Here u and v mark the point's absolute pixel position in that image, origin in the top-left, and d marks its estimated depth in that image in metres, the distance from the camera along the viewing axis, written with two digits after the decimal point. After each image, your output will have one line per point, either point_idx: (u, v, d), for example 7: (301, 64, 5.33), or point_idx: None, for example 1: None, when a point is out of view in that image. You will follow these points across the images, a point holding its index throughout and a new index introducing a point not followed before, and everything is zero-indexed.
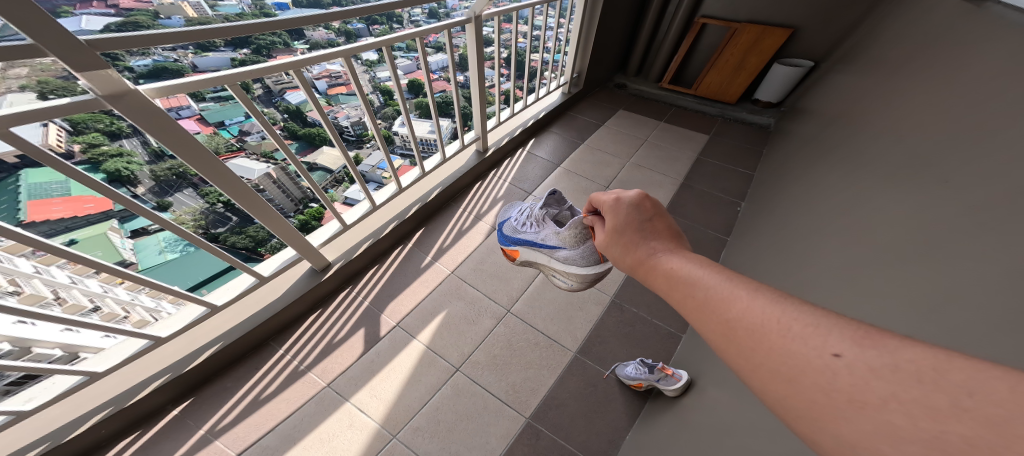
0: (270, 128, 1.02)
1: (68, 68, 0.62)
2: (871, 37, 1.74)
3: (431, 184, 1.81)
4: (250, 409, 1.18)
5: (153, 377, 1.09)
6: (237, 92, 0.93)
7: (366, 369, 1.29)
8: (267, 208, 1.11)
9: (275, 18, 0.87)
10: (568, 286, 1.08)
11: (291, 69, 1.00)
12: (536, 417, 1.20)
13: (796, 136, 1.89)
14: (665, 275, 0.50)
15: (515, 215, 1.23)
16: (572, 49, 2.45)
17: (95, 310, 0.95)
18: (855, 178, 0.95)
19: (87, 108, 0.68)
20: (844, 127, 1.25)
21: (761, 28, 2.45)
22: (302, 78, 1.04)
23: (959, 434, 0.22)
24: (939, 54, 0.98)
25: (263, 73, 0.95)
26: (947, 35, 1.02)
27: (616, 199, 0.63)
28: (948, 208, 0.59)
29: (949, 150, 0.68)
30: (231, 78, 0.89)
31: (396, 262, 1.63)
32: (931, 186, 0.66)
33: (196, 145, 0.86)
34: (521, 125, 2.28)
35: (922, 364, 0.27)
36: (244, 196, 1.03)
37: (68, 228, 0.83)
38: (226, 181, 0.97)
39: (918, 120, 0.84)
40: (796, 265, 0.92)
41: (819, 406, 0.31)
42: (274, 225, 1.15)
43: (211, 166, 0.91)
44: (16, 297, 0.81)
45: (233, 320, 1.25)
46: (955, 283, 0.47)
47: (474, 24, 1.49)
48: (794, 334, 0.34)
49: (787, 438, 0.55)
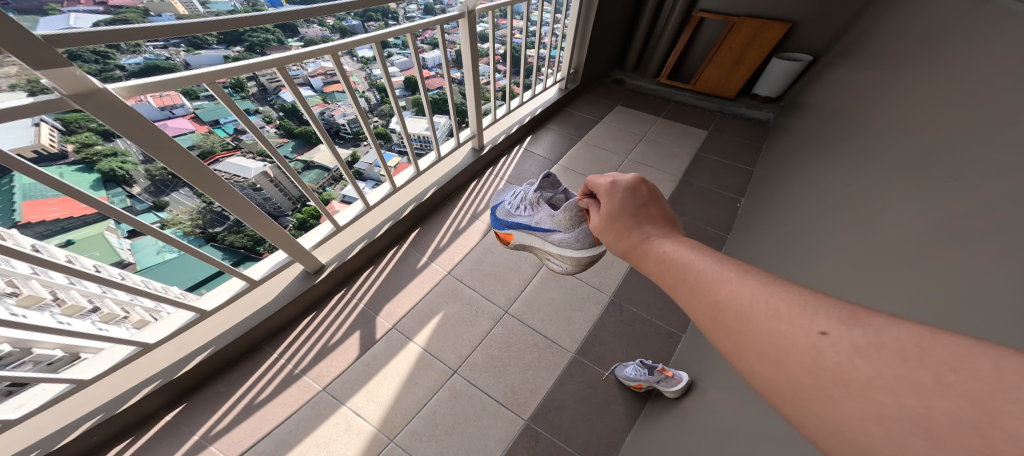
0: (257, 129, 0.98)
1: (26, 66, 0.57)
2: (871, 32, 1.72)
3: (427, 183, 1.80)
4: (245, 414, 1.18)
5: (144, 383, 1.08)
6: (218, 91, 0.89)
7: (363, 373, 1.28)
8: (250, 207, 1.06)
9: (259, 12, 0.84)
10: (563, 270, 1.09)
11: (274, 66, 0.96)
12: (535, 420, 1.19)
13: (795, 132, 1.88)
14: (657, 259, 0.50)
15: (508, 197, 1.21)
16: (569, 45, 2.42)
17: (95, 310, 0.98)
18: (854, 173, 0.94)
19: (51, 108, 0.64)
20: (844, 123, 1.24)
21: (760, 22, 2.44)
22: (286, 75, 1.01)
23: (952, 409, 0.21)
24: (940, 47, 0.97)
25: (247, 69, 0.91)
26: (948, 28, 1.01)
27: (612, 183, 0.62)
28: (943, 202, 0.58)
29: (944, 144, 0.68)
30: (213, 75, 0.85)
31: (391, 263, 1.62)
32: (927, 180, 0.65)
33: (173, 144, 0.81)
34: (518, 122, 2.26)
35: (907, 343, 0.26)
36: (225, 195, 0.98)
37: (64, 229, 0.83)
38: (208, 182, 0.92)
39: (917, 115, 0.83)
40: (794, 264, 0.92)
41: (818, 392, 0.29)
42: (261, 225, 1.12)
43: (189, 166, 0.87)
44: (15, 298, 0.82)
45: (225, 324, 1.23)
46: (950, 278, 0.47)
47: (468, 19, 1.47)
48: (782, 314, 0.34)
49: (787, 441, 0.55)
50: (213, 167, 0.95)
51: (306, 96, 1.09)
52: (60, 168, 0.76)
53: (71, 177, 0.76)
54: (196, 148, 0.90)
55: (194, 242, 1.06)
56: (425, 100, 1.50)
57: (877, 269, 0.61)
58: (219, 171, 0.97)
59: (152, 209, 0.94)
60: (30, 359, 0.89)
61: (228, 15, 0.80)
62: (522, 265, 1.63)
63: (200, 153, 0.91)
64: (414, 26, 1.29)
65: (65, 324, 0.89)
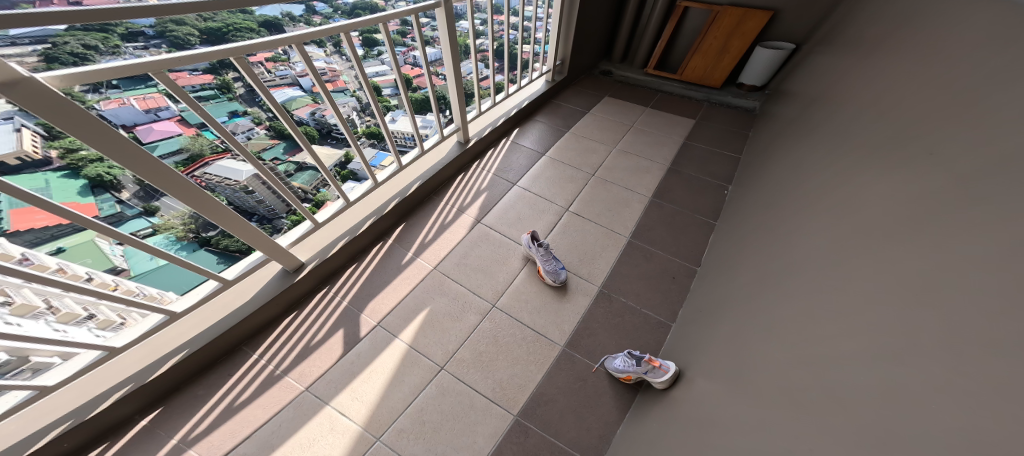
0: (229, 137, 0.93)
1: None
2: (849, 19, 1.75)
3: (410, 178, 1.76)
4: (224, 416, 1.14)
5: (116, 387, 1.04)
6: (166, 81, 0.77)
7: (347, 371, 1.26)
8: (215, 204, 0.98)
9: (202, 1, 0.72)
10: (553, 282, 1.51)
11: (232, 56, 0.86)
12: (524, 415, 1.19)
13: (779, 120, 1.90)
14: None
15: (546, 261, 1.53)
16: (553, 38, 2.38)
17: (91, 317, 0.99)
18: (832, 158, 0.95)
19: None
20: (825, 109, 1.26)
21: (743, 10, 2.45)
22: (245, 66, 0.91)
23: None
24: (910, 29, 0.99)
25: (202, 58, 0.82)
26: (917, 9, 1.03)
27: None
28: (906, 176, 0.60)
29: (907, 122, 0.70)
30: (158, 64, 0.74)
31: (375, 260, 1.59)
32: (893, 157, 0.67)
33: (132, 147, 0.78)
34: (504, 115, 2.24)
35: None
36: (192, 196, 0.93)
37: (54, 237, 0.78)
38: (159, 177, 0.84)
39: (889, 96, 0.85)
40: (780, 249, 0.92)
41: None
42: (229, 223, 1.05)
43: (151, 168, 0.82)
44: (8, 307, 0.80)
45: (199, 326, 1.18)
46: (912, 249, 0.48)
47: (444, 8, 1.40)
48: None
49: (774, 432, 0.54)
50: (201, 170, 0.97)
51: (281, 102, 1.04)
52: (45, 175, 0.75)
53: (56, 185, 0.76)
54: (183, 152, 0.90)
55: (186, 248, 1.02)
56: (404, 101, 1.46)
57: (852, 251, 0.61)
58: (207, 174, 0.98)
59: (143, 214, 0.90)
60: (28, 367, 0.91)
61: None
62: (509, 258, 1.63)
63: (186, 157, 0.92)
64: (383, 16, 1.19)
65: (61, 332, 0.90)
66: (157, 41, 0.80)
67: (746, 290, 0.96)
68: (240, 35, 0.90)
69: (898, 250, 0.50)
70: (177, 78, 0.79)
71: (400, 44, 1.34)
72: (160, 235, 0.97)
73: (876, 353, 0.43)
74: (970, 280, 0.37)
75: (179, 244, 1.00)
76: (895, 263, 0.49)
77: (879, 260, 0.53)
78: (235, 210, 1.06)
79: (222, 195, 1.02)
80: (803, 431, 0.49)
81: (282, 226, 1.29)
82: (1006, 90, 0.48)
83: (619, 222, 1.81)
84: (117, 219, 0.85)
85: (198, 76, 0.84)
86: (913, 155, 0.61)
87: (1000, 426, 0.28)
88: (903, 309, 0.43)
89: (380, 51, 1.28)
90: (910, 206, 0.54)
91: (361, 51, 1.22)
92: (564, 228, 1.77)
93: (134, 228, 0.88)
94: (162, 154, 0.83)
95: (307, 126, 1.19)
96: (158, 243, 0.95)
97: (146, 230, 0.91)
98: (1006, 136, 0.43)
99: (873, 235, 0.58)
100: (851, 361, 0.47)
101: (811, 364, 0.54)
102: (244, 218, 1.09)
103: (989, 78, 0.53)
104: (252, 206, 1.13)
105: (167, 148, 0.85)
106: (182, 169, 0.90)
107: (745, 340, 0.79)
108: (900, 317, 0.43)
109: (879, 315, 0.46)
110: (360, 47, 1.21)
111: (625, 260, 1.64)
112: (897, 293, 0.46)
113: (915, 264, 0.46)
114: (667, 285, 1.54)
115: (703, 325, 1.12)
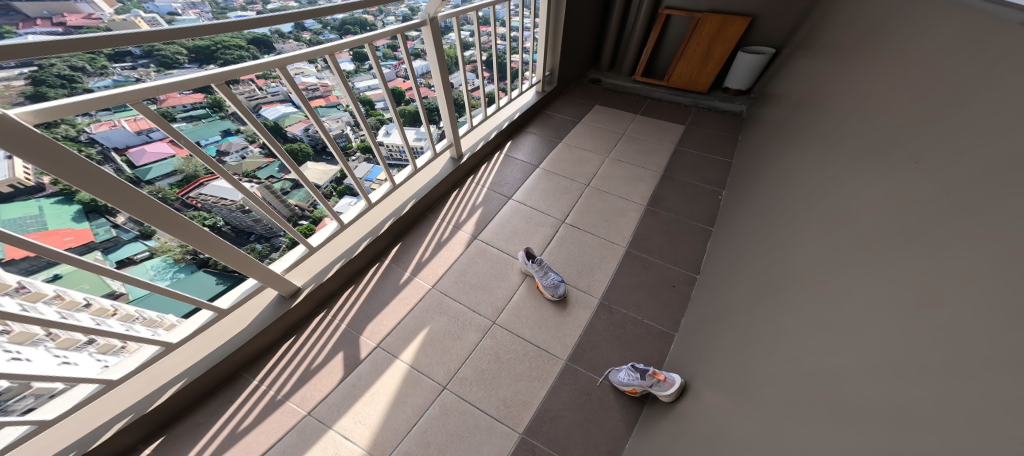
0: (214, 164, 0.91)
1: None
2: (826, 22, 1.81)
3: (405, 196, 1.75)
4: (225, 444, 1.12)
5: (116, 417, 1.01)
6: (145, 112, 0.76)
7: (348, 395, 1.24)
8: (202, 233, 0.96)
9: (188, 25, 0.71)
10: (552, 296, 1.50)
11: (209, 83, 0.85)
12: (530, 433, 1.17)
13: (768, 122, 1.93)
14: None
15: (547, 276, 1.52)
16: (541, 50, 2.43)
17: (91, 342, 0.97)
18: (819, 166, 0.97)
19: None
20: (810, 113, 1.29)
21: (722, 17, 2.53)
22: (227, 91, 0.89)
23: None
24: (883, 37, 1.02)
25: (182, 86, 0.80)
26: (888, 18, 1.06)
27: None
28: (888, 187, 0.61)
29: (887, 131, 0.72)
30: (135, 94, 0.73)
31: (373, 281, 1.57)
32: (876, 170, 0.68)
33: (122, 186, 0.77)
34: (496, 128, 2.25)
35: None
36: (182, 229, 0.91)
37: (49, 264, 0.77)
38: (153, 213, 0.84)
39: (867, 105, 0.87)
40: (775, 258, 0.93)
41: None
42: (217, 251, 1.02)
43: (143, 205, 0.82)
44: (6, 335, 0.80)
45: (197, 355, 1.16)
46: (900, 263, 0.49)
47: (430, 25, 1.42)
48: None
49: (783, 445, 0.54)
50: (196, 191, 0.98)
51: (263, 119, 1.01)
52: (38, 202, 0.75)
53: (50, 211, 0.77)
54: (177, 173, 0.91)
55: (183, 270, 1.04)
56: (394, 115, 1.47)
57: (844, 263, 0.62)
58: (203, 194, 0.99)
59: (139, 238, 0.89)
60: (30, 393, 0.89)
61: (200, 19, 0.73)
62: (508, 273, 1.63)
63: (181, 178, 0.93)
64: (372, 36, 1.21)
65: (61, 358, 0.89)
66: (146, 59, 0.74)
67: (745, 301, 0.97)
68: (229, 52, 0.89)
69: (888, 263, 0.51)
70: (167, 99, 0.80)
71: (391, 58, 1.38)
72: (158, 257, 0.98)
73: (876, 366, 0.44)
74: (964, 290, 0.38)
75: (175, 267, 1.01)
76: (887, 274, 0.50)
77: (869, 274, 0.54)
78: (220, 237, 1.02)
79: (218, 215, 1.05)
80: (810, 441, 0.49)
81: (280, 244, 1.28)
82: (981, 102, 0.50)
83: (615, 231, 1.82)
84: (113, 244, 0.86)
85: (188, 96, 0.83)
86: (897, 165, 0.62)
87: (1003, 422, 0.28)
88: (897, 322, 0.44)
89: (369, 65, 1.29)
90: (895, 218, 0.55)
91: (349, 67, 1.24)
92: (560, 240, 1.77)
93: (129, 253, 0.88)
94: (155, 177, 0.85)
95: (301, 143, 1.20)
96: (154, 265, 0.97)
97: (143, 253, 0.93)
98: (986, 146, 0.45)
99: (865, 247, 0.59)
100: (853, 372, 0.47)
101: (815, 376, 0.54)
102: (232, 245, 1.06)
103: (967, 86, 0.55)
104: (249, 225, 1.14)
105: (161, 170, 0.86)
106: (175, 191, 0.92)
107: (748, 351, 0.79)
108: (895, 330, 0.44)
109: (875, 327, 0.47)
110: (349, 62, 1.22)
111: (624, 269, 1.64)
112: (888, 306, 0.47)
113: (903, 278, 0.47)
114: (667, 292, 1.55)
115: (707, 333, 1.12)
